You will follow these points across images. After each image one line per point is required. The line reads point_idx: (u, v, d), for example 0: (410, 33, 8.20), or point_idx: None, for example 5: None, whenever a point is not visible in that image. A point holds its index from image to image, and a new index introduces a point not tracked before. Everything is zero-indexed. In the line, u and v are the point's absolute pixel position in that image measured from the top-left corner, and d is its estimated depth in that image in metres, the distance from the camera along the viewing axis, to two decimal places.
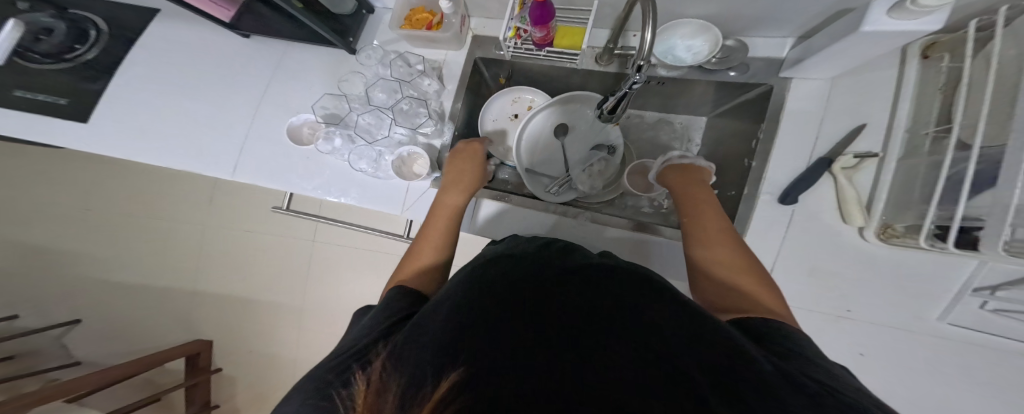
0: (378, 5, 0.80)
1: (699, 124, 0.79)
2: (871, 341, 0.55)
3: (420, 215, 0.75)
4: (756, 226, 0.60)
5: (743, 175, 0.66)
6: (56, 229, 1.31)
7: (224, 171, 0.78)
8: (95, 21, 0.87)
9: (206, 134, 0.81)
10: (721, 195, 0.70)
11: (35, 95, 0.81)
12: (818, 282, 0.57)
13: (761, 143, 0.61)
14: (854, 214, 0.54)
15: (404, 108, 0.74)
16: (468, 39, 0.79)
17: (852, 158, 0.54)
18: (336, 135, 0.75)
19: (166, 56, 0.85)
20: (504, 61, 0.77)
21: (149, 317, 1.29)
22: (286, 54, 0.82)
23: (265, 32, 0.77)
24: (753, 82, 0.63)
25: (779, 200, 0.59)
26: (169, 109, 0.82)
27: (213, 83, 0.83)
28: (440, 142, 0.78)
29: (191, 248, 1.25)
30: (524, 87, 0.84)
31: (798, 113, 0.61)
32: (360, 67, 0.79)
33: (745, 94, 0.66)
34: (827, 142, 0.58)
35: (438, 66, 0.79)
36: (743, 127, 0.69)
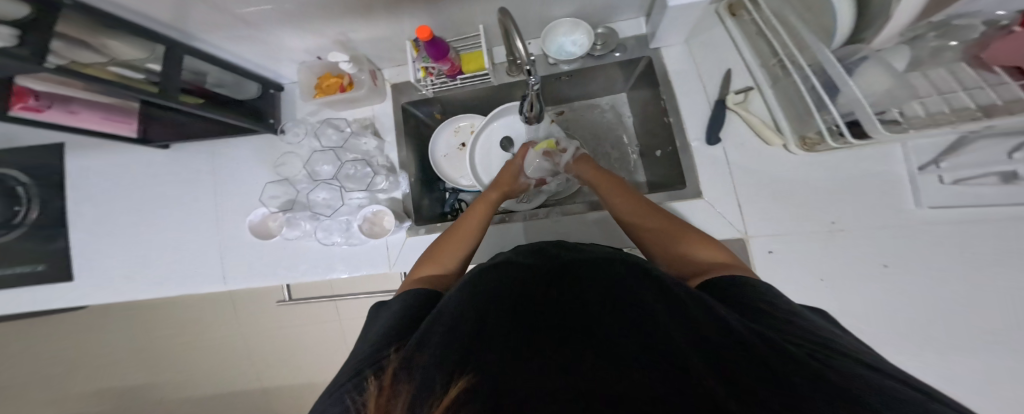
0: (284, 81, 0.84)
1: (624, 100, 0.83)
2: (854, 246, 0.55)
3: (407, 266, 0.76)
4: (703, 171, 0.62)
5: (666, 130, 0.70)
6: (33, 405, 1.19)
7: (217, 283, 0.80)
8: (20, 179, 0.85)
9: (184, 255, 0.82)
10: (662, 154, 0.73)
11: (10, 270, 0.83)
12: (786, 202, 0.59)
13: (667, 102, 0.66)
14: (771, 136, 0.58)
15: (351, 172, 0.78)
16: (387, 89, 0.82)
17: (738, 95, 0.61)
18: (301, 219, 0.77)
19: (115, 196, 0.87)
20: (430, 98, 0.81)
21: None
22: (218, 155, 0.83)
23: (179, 135, 0.77)
24: (634, 58, 0.69)
25: (705, 142, 0.63)
26: (140, 242, 0.85)
27: (169, 206, 0.85)
28: (400, 193, 0.80)
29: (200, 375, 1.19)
30: (461, 116, 0.87)
31: (680, 74, 0.66)
32: (291, 146, 0.82)
33: (636, 68, 0.72)
34: (714, 86, 0.65)
35: (369, 121, 0.82)
36: (648, 92, 0.74)
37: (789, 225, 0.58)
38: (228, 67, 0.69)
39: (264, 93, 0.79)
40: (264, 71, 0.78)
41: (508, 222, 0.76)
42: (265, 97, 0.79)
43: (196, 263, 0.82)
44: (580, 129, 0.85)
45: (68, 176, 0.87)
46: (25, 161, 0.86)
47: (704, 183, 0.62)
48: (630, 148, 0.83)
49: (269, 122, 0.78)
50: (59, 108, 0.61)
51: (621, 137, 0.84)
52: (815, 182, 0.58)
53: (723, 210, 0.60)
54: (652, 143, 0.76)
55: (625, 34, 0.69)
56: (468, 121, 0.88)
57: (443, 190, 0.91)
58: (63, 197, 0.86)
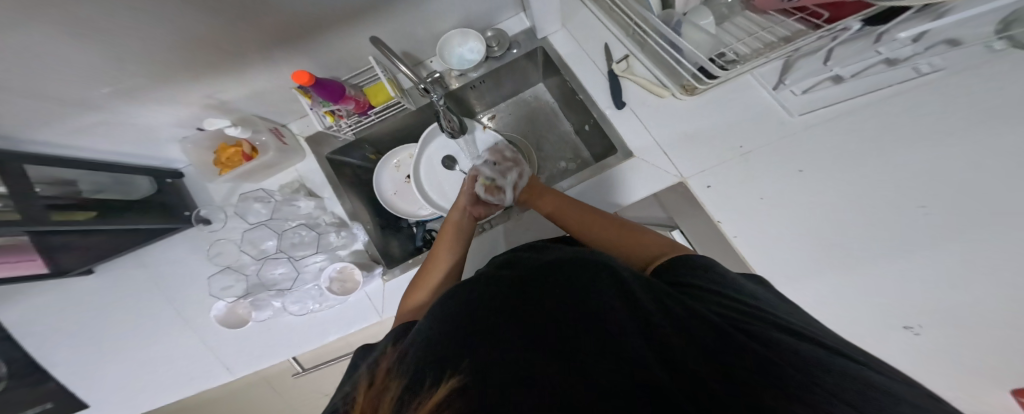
0: (180, 166, 0.81)
1: (543, 89, 0.83)
2: (767, 161, 0.53)
3: (398, 309, 0.72)
4: (627, 134, 0.62)
5: (582, 106, 0.70)
6: None
7: (221, 376, 0.76)
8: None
9: (168, 370, 0.78)
10: (585, 131, 0.75)
11: None
12: (708, 142, 0.57)
13: (572, 83, 0.67)
14: (658, 90, 0.60)
15: (299, 239, 0.75)
16: (302, 145, 0.80)
17: (620, 63, 0.64)
18: (269, 299, 0.74)
19: (74, 339, 0.82)
20: (353, 142, 0.78)
21: None
22: (154, 264, 0.80)
23: (100, 255, 0.75)
24: (530, 52, 0.71)
25: (615, 108, 0.64)
26: (114, 373, 0.81)
27: (133, 330, 0.80)
28: (360, 244, 0.77)
29: None
30: (396, 151, 0.86)
31: (575, 54, 0.68)
32: (222, 233, 0.79)
33: (536, 61, 0.75)
34: (601, 59, 0.67)
35: (299, 183, 0.79)
36: (554, 78, 0.75)
37: (714, 159, 0.56)
38: (101, 168, 0.67)
39: (160, 185, 0.76)
40: (150, 160, 0.76)
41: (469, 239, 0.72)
42: (164, 188, 0.76)
43: (184, 372, 0.77)
44: (511, 127, 0.84)
45: (15, 335, 0.82)
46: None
47: (632, 142, 0.61)
48: (566, 128, 0.81)
49: (187, 214, 0.77)
50: None
51: (554, 121, 0.82)
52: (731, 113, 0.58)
53: (659, 163, 0.59)
54: (579, 119, 0.75)
55: (514, 32, 0.72)
56: (405, 152, 0.86)
57: (409, 227, 0.89)
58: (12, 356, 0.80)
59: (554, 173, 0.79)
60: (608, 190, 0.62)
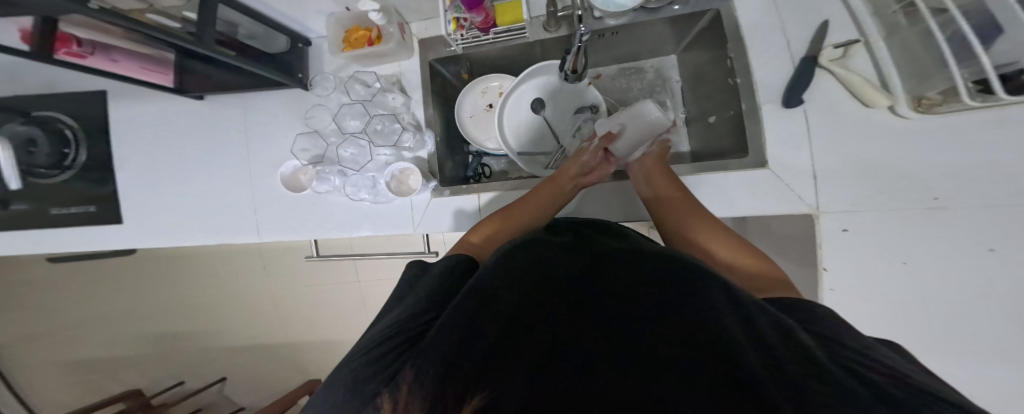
0: (313, 36, 0.81)
1: (672, 62, 0.81)
2: (953, 225, 0.48)
3: (432, 228, 0.77)
4: (772, 140, 0.59)
5: (733, 93, 0.66)
6: (115, 329, 1.47)
7: (251, 235, 0.84)
8: (67, 121, 0.88)
9: (218, 206, 0.86)
10: (721, 118, 0.71)
11: (68, 209, 0.89)
12: (875, 178, 0.54)
13: (735, 61, 0.62)
14: (875, 96, 0.53)
15: (378, 127, 0.77)
16: (415, 45, 0.78)
17: (836, 49, 0.56)
18: (330, 174, 0.78)
19: (153, 145, 0.90)
20: (459, 56, 0.79)
21: (240, 380, 1.48)
22: (246, 111, 0.84)
23: (215, 89, 0.78)
24: (699, 11, 0.64)
25: (784, 105, 0.58)
26: (177, 192, 0.89)
27: (202, 156, 0.87)
28: (425, 152, 0.80)
29: (249, 310, 1.43)
30: (488, 77, 0.85)
31: (754, 28, 0.61)
32: (321, 100, 0.81)
33: (698, 23, 0.67)
34: (800, 44, 0.59)
35: (396, 78, 0.80)
36: (711, 53, 0.70)
37: (875, 200, 0.53)
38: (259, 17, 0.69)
39: (293, 47, 0.78)
40: (293, 24, 0.76)
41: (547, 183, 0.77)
42: (294, 51, 0.78)
43: (233, 213, 0.85)
44: (616, 95, 0.85)
45: (113, 130, 0.90)
46: (66, 107, 0.89)
47: (771, 153, 0.60)
48: (677, 114, 0.81)
49: (300, 77, 0.78)
50: (101, 56, 0.63)
51: (666, 102, 0.82)
52: (868, 150, 0.55)
53: (793, 183, 0.58)
54: (707, 109, 0.75)
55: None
56: (496, 82, 0.85)
57: (465, 154, 0.91)
58: (107, 142, 0.90)
59: None
60: (711, 190, 0.63)
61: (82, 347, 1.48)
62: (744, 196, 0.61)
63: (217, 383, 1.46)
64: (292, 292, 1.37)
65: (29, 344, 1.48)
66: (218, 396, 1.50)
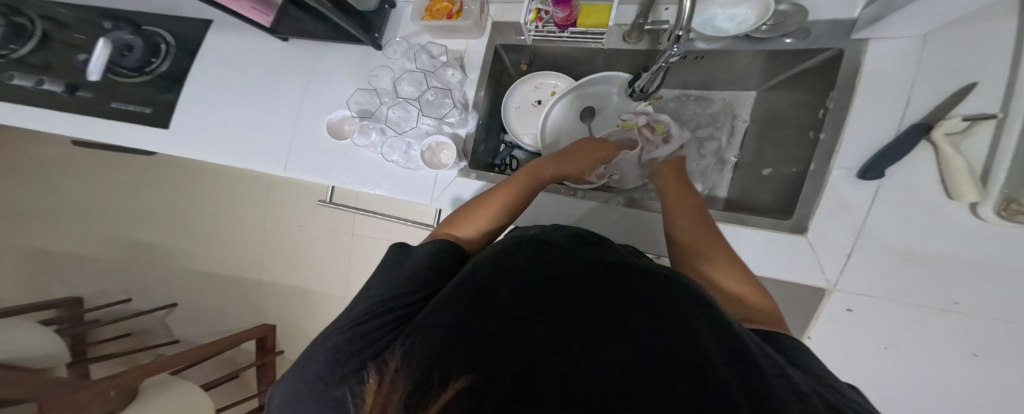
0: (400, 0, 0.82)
1: (747, 99, 0.78)
2: (961, 331, 0.48)
3: (448, 205, 0.75)
4: (826, 207, 0.56)
5: (809, 149, 0.62)
6: (139, 225, 1.62)
7: (275, 167, 0.83)
8: (166, 37, 0.93)
9: (256, 134, 0.85)
10: (777, 173, 0.69)
11: (126, 105, 0.90)
12: (916, 267, 0.50)
13: (833, 112, 0.58)
14: (965, 188, 0.46)
15: (430, 99, 0.75)
16: (487, 26, 0.77)
17: (960, 122, 0.46)
18: (370, 129, 0.75)
19: (212, 62, 0.92)
20: (524, 46, 0.77)
21: (225, 305, 1.55)
22: (318, 57, 0.85)
23: (299, 34, 0.82)
24: (817, 48, 0.59)
25: (858, 175, 0.54)
26: (214, 111, 0.89)
27: (253, 84, 0.89)
28: (464, 131, 0.78)
29: (249, 240, 1.50)
30: (546, 73, 0.84)
31: (878, 77, 0.55)
32: (388, 61, 0.80)
33: (807, 62, 0.62)
34: (922, 105, 0.51)
35: (460, 55, 0.79)
36: (806, 99, 0.65)
37: (902, 291, 0.51)
38: None
39: (380, 8, 0.79)
40: None
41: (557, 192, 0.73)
42: (382, 11, 0.79)
43: (268, 144, 0.84)
44: (668, 119, 0.84)
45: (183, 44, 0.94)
46: (157, 17, 0.95)
47: (816, 221, 0.56)
48: (729, 157, 0.80)
49: (376, 36, 0.78)
50: None
51: (722, 140, 0.81)
52: (925, 240, 0.50)
53: (825, 258, 0.55)
54: (770, 159, 0.72)
55: (818, 17, 0.58)
56: (553, 80, 0.84)
57: (498, 141, 0.90)
58: (174, 50, 0.93)
59: None
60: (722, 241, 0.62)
61: (103, 241, 1.64)
62: (766, 257, 0.59)
63: (166, 308, 1.57)
64: (296, 232, 1.45)
65: (73, 219, 1.65)
66: (159, 322, 1.63)
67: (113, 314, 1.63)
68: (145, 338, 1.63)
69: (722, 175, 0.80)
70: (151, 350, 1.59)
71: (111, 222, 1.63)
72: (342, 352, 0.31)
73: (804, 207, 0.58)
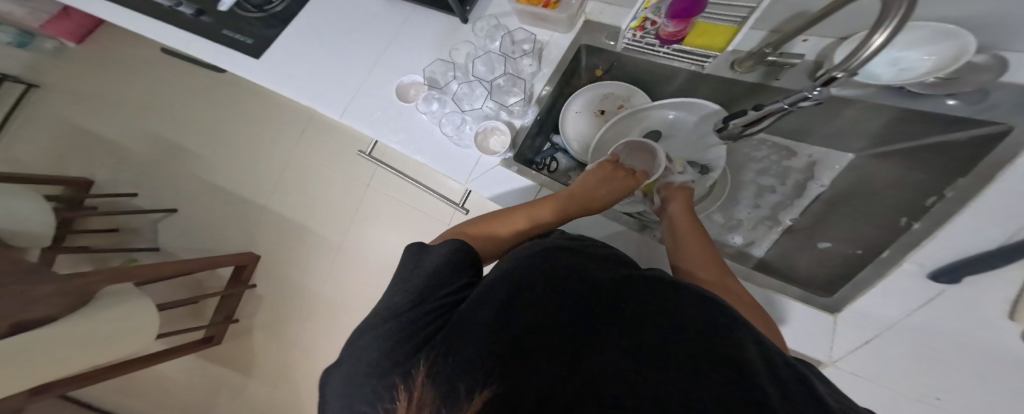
0: None
1: (841, 161, 0.70)
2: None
3: (482, 190, 0.72)
4: (880, 292, 0.51)
5: (895, 236, 0.57)
6: (189, 128, 1.72)
7: (333, 111, 0.81)
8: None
9: (324, 82, 0.83)
10: (838, 251, 0.66)
11: (230, 33, 0.90)
12: (927, 363, 0.51)
13: (948, 200, 0.48)
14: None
15: (499, 83, 0.74)
16: (578, 23, 0.75)
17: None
18: (435, 100, 0.75)
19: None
20: (614, 52, 0.73)
21: (228, 225, 1.59)
22: (408, 17, 0.85)
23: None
24: (982, 118, 0.46)
25: (930, 274, 0.47)
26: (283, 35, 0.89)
27: (331, 25, 0.88)
28: (521, 123, 0.75)
29: (278, 167, 1.59)
30: (623, 85, 0.82)
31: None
32: (471, 37, 0.79)
33: (952, 133, 0.51)
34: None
35: (541, 46, 0.76)
36: (900, 181, 0.60)
37: (897, 379, 0.53)
38: None
39: None
40: None
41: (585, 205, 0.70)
42: None
43: (329, 86, 0.83)
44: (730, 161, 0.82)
45: None
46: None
47: (858, 303, 0.53)
48: (784, 218, 0.75)
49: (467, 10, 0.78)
50: None
51: (784, 198, 0.77)
52: (956, 352, 0.49)
53: (841, 335, 0.53)
54: (836, 233, 0.67)
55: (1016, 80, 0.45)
56: (625, 92, 0.82)
57: (545, 138, 0.86)
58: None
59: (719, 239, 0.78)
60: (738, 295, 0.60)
61: (146, 133, 1.73)
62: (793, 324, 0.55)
63: (163, 213, 1.61)
64: (325, 174, 1.54)
65: (135, 109, 1.77)
66: (149, 226, 1.65)
67: (109, 204, 1.64)
68: (128, 238, 1.64)
69: (769, 234, 0.76)
70: (128, 252, 1.60)
71: (162, 121, 1.74)
72: (373, 352, 0.31)
73: (856, 290, 0.53)
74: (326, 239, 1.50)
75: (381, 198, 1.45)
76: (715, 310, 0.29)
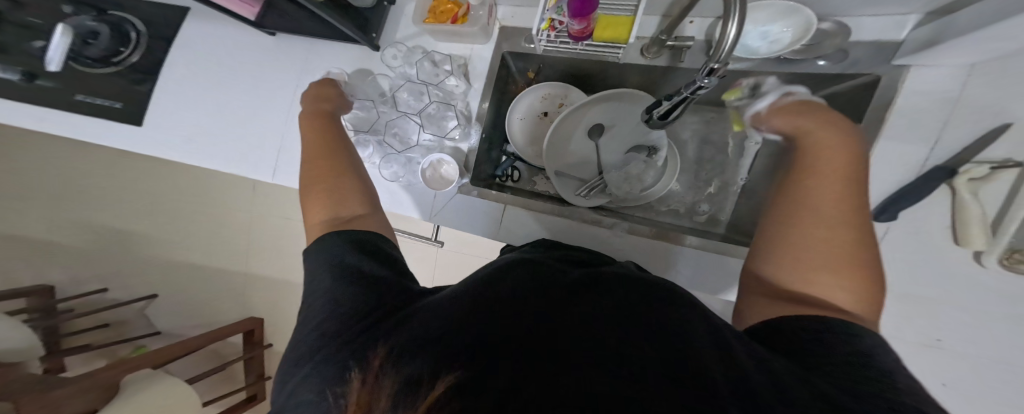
0: None
1: None
2: (948, 364, 0.54)
3: (447, 221, 0.76)
4: None
5: None
6: (125, 212, 1.59)
7: (263, 175, 0.83)
8: (138, 25, 0.90)
9: (247, 141, 0.84)
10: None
11: (94, 99, 0.88)
12: (908, 306, 0.54)
13: None
14: (974, 233, 0.47)
15: (432, 112, 0.72)
16: (495, 31, 0.74)
17: (984, 169, 0.46)
18: (370, 143, 0.73)
19: (193, 53, 0.88)
20: (536, 55, 0.74)
21: (215, 299, 1.56)
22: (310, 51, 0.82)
23: (290, 29, 0.77)
24: (853, 72, 0.54)
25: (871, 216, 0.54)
26: (196, 105, 0.87)
27: (247, 82, 0.85)
28: (467, 146, 0.76)
29: (240, 230, 1.52)
30: (558, 84, 0.82)
31: (906, 112, 0.52)
32: (387, 69, 0.77)
33: (834, 87, 0.58)
34: (950, 147, 0.50)
35: (464, 62, 0.75)
36: None
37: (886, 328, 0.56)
38: None
39: (377, 5, 0.74)
40: None
41: (557, 216, 0.74)
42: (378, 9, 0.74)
43: (254, 148, 0.84)
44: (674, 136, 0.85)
45: (158, 31, 0.90)
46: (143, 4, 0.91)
47: None
48: (735, 180, 0.80)
49: (373, 37, 0.74)
50: None
51: (729, 161, 0.81)
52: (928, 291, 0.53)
53: None
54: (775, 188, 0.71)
55: (859, 39, 0.54)
56: (562, 91, 0.82)
57: (501, 152, 0.89)
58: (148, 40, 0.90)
59: (684, 209, 0.83)
60: (699, 265, 0.69)
61: (85, 225, 1.62)
62: None
63: (144, 299, 1.58)
64: (281, 224, 1.42)
65: (59, 200, 1.62)
66: (138, 314, 1.64)
67: (93, 304, 1.64)
68: (125, 329, 1.65)
69: (727, 197, 0.80)
70: (130, 342, 1.62)
71: (96, 208, 1.60)
72: (328, 347, 0.29)
73: None
74: None
75: None
76: (700, 308, 0.29)
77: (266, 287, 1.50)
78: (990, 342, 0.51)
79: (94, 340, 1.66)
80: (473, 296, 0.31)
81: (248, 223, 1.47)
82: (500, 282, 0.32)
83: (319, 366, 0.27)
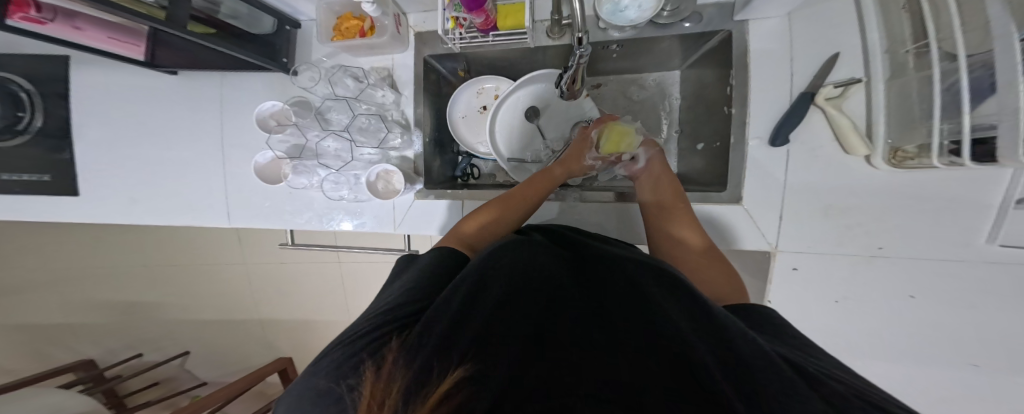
0: (303, 19, 0.78)
1: (674, 78, 0.83)
2: (889, 273, 0.56)
3: (412, 229, 0.77)
4: (754, 175, 0.60)
5: (727, 123, 0.66)
6: (96, 281, 1.55)
7: (223, 219, 0.88)
8: (20, 83, 0.86)
9: (203, 192, 0.89)
10: (708, 148, 0.72)
11: (18, 176, 0.89)
12: (834, 221, 0.57)
13: (735, 90, 0.61)
14: (856, 144, 0.51)
15: (363, 125, 0.73)
16: (410, 37, 0.76)
17: (835, 88, 0.52)
18: (316, 167, 0.75)
19: (127, 113, 0.89)
20: (455, 53, 0.76)
21: (224, 344, 1.61)
22: (222, 85, 0.84)
23: (191, 65, 0.76)
24: (709, 31, 0.62)
25: (769, 142, 0.58)
26: (150, 166, 0.90)
27: (196, 134, 0.87)
28: (412, 152, 0.79)
29: (214, 277, 1.48)
30: (486, 77, 0.83)
31: (764, 53, 0.58)
32: (305, 91, 0.77)
33: (707, 43, 0.65)
34: (805, 75, 0.56)
35: (387, 72, 0.77)
36: (714, 75, 0.69)
37: (829, 245, 0.58)
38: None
39: (279, 30, 0.75)
40: (281, 6, 0.73)
41: None
42: (282, 33, 0.75)
43: (209, 199, 0.88)
44: (608, 103, 0.88)
45: (70, 95, 0.88)
46: (39, 63, 0.86)
47: (747, 189, 0.61)
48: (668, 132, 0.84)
49: (285, 62, 0.75)
50: (63, 22, 0.61)
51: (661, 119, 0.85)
52: (853, 204, 0.56)
53: (762, 224, 0.61)
54: (694, 138, 0.77)
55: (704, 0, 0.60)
56: (492, 83, 0.84)
57: (454, 152, 0.91)
58: (65, 106, 0.88)
59: None
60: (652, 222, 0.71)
61: (66, 300, 1.60)
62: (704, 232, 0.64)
63: (178, 357, 1.64)
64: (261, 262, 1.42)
65: (26, 287, 1.57)
66: (180, 369, 1.70)
67: (129, 368, 1.69)
68: (173, 384, 1.73)
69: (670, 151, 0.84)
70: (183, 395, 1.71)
71: (68, 284, 1.57)
72: (347, 355, 0.37)
73: (733, 177, 0.63)
74: (312, 320, 1.47)
75: (328, 264, 1.36)
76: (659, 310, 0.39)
77: (287, 316, 1.50)
78: (912, 246, 0.54)
79: (150, 396, 1.73)
80: (481, 312, 0.39)
81: (228, 271, 1.46)
82: (491, 291, 0.42)
83: (337, 372, 0.35)
